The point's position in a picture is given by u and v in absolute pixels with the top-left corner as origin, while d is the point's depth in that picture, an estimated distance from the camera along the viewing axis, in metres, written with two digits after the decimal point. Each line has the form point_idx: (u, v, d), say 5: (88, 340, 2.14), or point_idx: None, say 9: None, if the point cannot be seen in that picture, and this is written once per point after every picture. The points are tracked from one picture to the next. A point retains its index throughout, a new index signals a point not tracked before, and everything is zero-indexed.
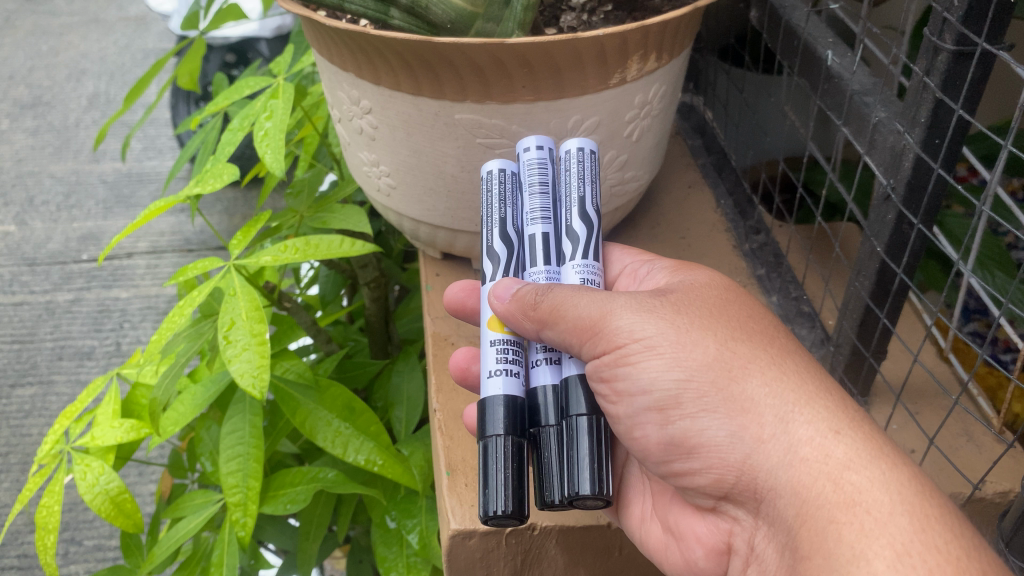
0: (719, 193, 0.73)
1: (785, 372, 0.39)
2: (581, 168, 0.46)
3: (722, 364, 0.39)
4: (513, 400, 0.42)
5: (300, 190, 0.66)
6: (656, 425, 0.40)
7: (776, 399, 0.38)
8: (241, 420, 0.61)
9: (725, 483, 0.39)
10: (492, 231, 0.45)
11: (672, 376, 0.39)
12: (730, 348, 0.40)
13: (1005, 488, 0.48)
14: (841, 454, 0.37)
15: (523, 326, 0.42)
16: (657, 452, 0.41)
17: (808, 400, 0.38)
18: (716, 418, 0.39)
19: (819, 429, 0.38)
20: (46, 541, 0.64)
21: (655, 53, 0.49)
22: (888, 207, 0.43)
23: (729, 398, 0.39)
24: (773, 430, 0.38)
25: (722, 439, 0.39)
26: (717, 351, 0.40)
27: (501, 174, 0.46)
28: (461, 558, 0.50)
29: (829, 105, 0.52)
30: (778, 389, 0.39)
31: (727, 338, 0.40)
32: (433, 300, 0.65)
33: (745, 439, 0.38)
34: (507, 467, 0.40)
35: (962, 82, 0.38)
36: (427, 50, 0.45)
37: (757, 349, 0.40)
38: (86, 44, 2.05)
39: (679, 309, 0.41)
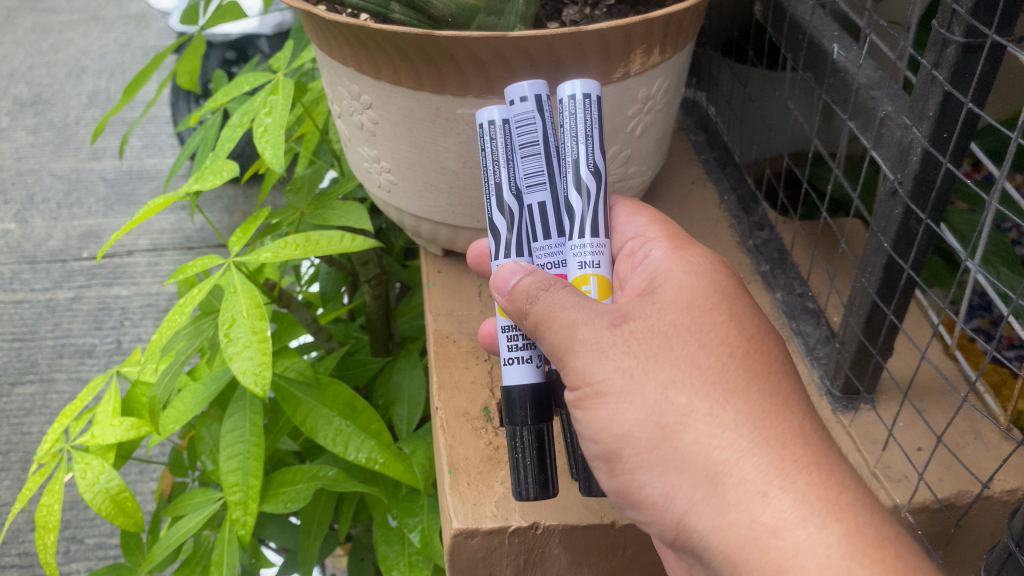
0: (723, 188, 0.72)
1: (725, 421, 0.36)
2: (574, 124, 0.41)
3: (662, 414, 0.36)
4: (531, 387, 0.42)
5: (300, 187, 0.66)
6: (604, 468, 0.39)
7: (707, 455, 0.36)
8: (241, 418, 0.61)
9: (667, 533, 0.38)
10: (491, 200, 0.44)
11: (609, 431, 0.38)
12: (670, 394, 0.36)
13: (1013, 486, 0.47)
14: (769, 517, 0.34)
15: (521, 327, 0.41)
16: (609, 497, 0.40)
17: (742, 455, 0.35)
18: (652, 476, 0.37)
19: (750, 488, 0.35)
20: (46, 540, 0.63)
21: (659, 47, 0.49)
22: (896, 202, 0.43)
23: (663, 455, 0.36)
24: (704, 490, 0.35)
25: (660, 495, 0.37)
26: (655, 399, 0.37)
27: (491, 131, 0.43)
28: (464, 557, 0.50)
29: (835, 99, 0.51)
30: (729, 434, 0.36)
31: (669, 381, 0.37)
32: (434, 297, 0.65)
33: (677, 499, 0.36)
34: (529, 456, 0.41)
35: (971, 75, 0.37)
36: (428, 43, 0.44)
37: (701, 391, 0.36)
38: (86, 41, 2.04)
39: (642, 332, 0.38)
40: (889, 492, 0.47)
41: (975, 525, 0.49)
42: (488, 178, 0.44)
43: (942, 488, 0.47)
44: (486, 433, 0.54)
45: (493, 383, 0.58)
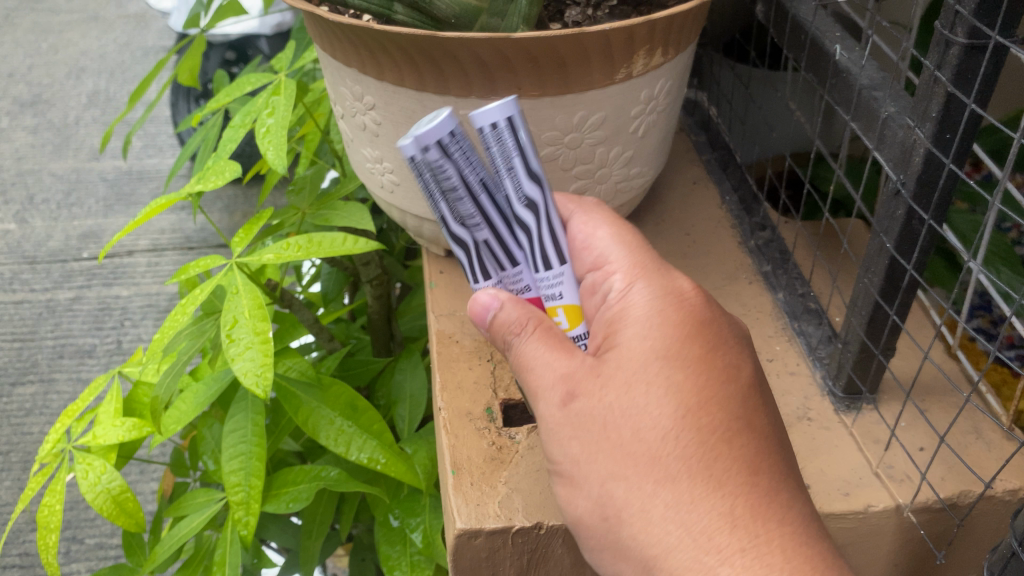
0: (724, 189, 0.72)
1: (656, 516, 0.36)
2: (500, 154, 0.37)
3: (605, 507, 0.37)
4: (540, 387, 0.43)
5: (303, 188, 0.66)
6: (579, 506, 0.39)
7: (642, 549, 0.36)
8: (243, 418, 0.61)
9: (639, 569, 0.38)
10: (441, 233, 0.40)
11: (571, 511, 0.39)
12: (609, 487, 0.37)
13: (1015, 486, 0.47)
14: None
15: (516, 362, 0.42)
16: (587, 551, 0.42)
17: (672, 550, 0.35)
18: (607, 554, 0.38)
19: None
20: (47, 540, 0.63)
21: (661, 48, 0.49)
22: (898, 202, 0.43)
23: (612, 541, 0.37)
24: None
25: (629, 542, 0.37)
26: (598, 491, 0.37)
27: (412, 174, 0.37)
28: (467, 557, 0.50)
29: (837, 100, 0.51)
30: (659, 527, 0.36)
31: (607, 474, 0.37)
32: (437, 297, 0.64)
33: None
34: None
35: (975, 75, 0.37)
36: (431, 44, 0.44)
37: (636, 483, 0.36)
38: (86, 41, 2.04)
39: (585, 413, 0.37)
40: (891, 492, 0.47)
41: (978, 525, 0.49)
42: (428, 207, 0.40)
43: (945, 488, 0.47)
44: (489, 434, 0.54)
45: (496, 384, 0.58)
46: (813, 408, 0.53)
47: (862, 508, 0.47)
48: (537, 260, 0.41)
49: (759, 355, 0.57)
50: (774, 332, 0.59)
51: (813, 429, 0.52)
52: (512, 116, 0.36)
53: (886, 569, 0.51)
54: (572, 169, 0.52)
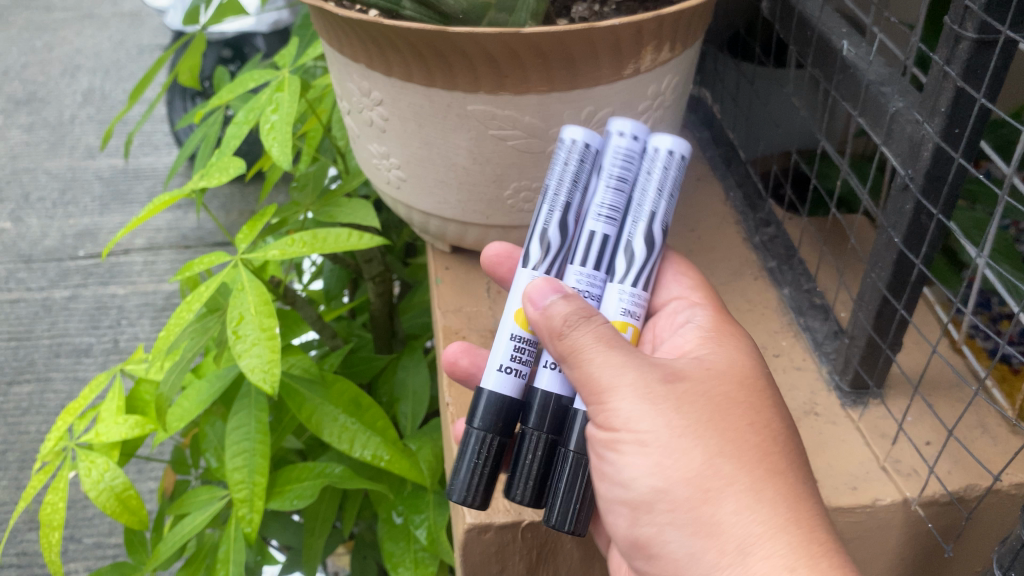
0: (728, 185, 0.73)
1: (758, 502, 0.37)
2: (662, 177, 0.42)
3: (704, 480, 0.37)
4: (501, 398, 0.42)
5: (306, 184, 0.67)
6: (629, 516, 0.40)
7: (741, 526, 0.37)
8: (247, 415, 0.61)
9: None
10: (552, 213, 0.43)
11: (651, 481, 0.38)
12: (715, 464, 0.38)
13: (1021, 479, 0.48)
14: None
15: (546, 345, 0.40)
16: (627, 538, 0.41)
17: (771, 534, 0.36)
18: (680, 533, 0.38)
19: (774, 566, 0.36)
20: (50, 538, 0.63)
21: (669, 43, 0.49)
22: (906, 197, 0.43)
23: (699, 518, 0.37)
24: (731, 560, 0.37)
25: (684, 554, 0.38)
26: (701, 464, 0.38)
27: (580, 147, 0.43)
28: (476, 553, 0.50)
29: (844, 96, 0.51)
30: (763, 513, 0.37)
31: (713, 453, 0.38)
32: (443, 293, 0.64)
33: (704, 560, 0.37)
34: (531, 463, 0.42)
35: (984, 71, 0.38)
36: (440, 41, 0.44)
37: (741, 469, 0.38)
38: (80, 40, 2.04)
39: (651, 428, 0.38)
40: (898, 485, 0.48)
41: (985, 518, 0.49)
42: (547, 195, 0.44)
43: (952, 481, 0.47)
44: None
45: None
46: (820, 403, 0.53)
47: (870, 502, 0.47)
48: (637, 275, 0.43)
49: (766, 351, 0.57)
50: (780, 328, 0.59)
51: (821, 424, 0.52)
52: (674, 147, 0.42)
53: (892, 563, 0.51)
54: None
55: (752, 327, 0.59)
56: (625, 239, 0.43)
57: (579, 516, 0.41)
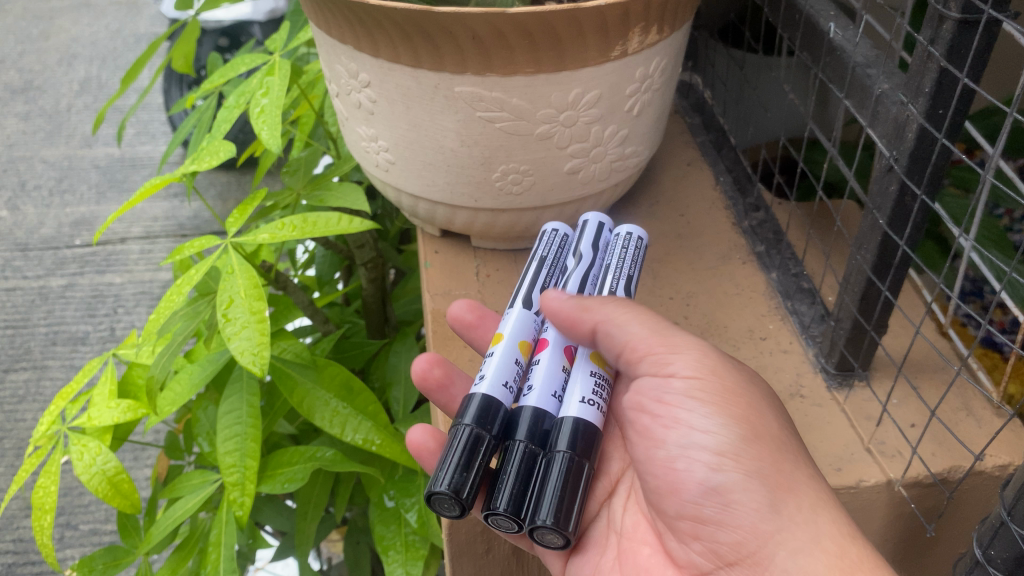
0: (719, 170, 0.73)
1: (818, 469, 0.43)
2: (632, 255, 0.49)
3: (784, 441, 0.43)
4: (493, 400, 0.43)
5: (297, 169, 0.68)
6: (705, 468, 0.42)
7: (814, 489, 0.42)
8: (238, 399, 0.61)
9: (744, 548, 0.42)
10: (535, 267, 0.50)
11: (732, 428, 0.42)
12: (788, 430, 0.43)
13: (1004, 461, 0.48)
14: (857, 552, 0.40)
15: (579, 330, 0.45)
16: (691, 494, 0.42)
17: (833, 501, 0.42)
18: (754, 490, 0.41)
19: (843, 528, 0.41)
20: (42, 521, 0.63)
21: (657, 25, 0.49)
22: (891, 178, 0.43)
23: (776, 472, 0.41)
24: (805, 516, 0.41)
25: (761, 507, 0.41)
26: (778, 426, 0.43)
27: (554, 233, 0.52)
28: (462, 533, 0.48)
29: (831, 78, 0.51)
30: (823, 488, 0.42)
31: (783, 420, 0.44)
32: (432, 276, 0.62)
33: (778, 512, 0.41)
34: (517, 472, 0.40)
35: (968, 50, 0.37)
36: (427, 20, 0.44)
37: (801, 445, 0.43)
38: (77, 28, 2.03)
39: (725, 389, 0.43)
40: (882, 467, 0.48)
41: (968, 499, 0.49)
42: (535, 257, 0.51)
43: (935, 463, 0.48)
44: None
45: None
46: (806, 385, 0.53)
47: (854, 483, 0.47)
48: None
49: (753, 334, 0.57)
50: (768, 311, 0.59)
51: (806, 406, 0.52)
52: (641, 235, 0.50)
53: (876, 544, 0.52)
54: (568, 147, 0.52)
55: (739, 310, 0.59)
56: (603, 293, 0.49)
57: (569, 507, 0.39)
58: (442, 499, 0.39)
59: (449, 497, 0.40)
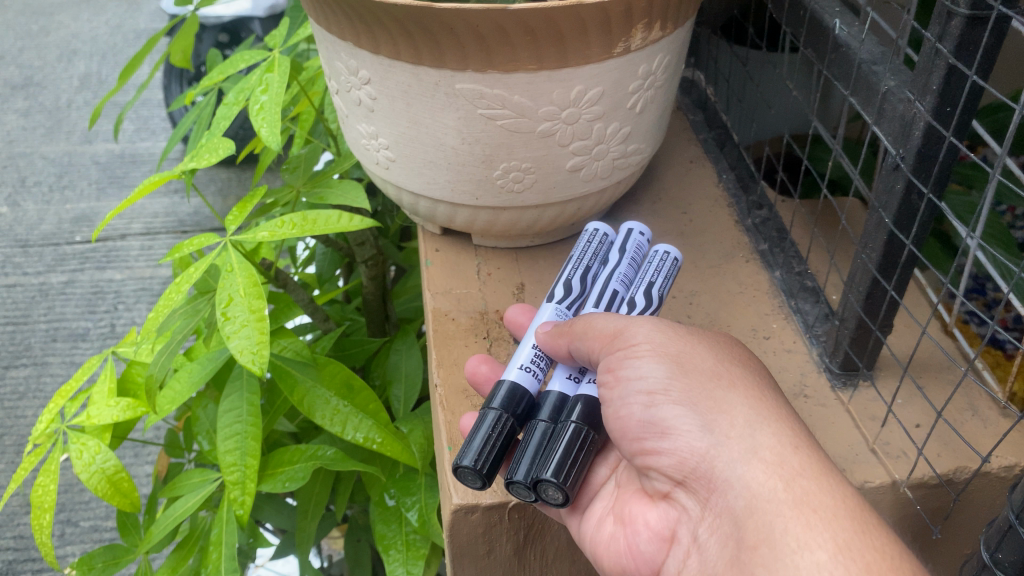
0: (721, 167, 0.72)
1: (759, 394, 0.42)
2: (663, 265, 0.49)
3: (719, 373, 0.42)
4: (518, 387, 0.45)
5: (297, 166, 0.67)
6: (641, 407, 0.42)
7: (750, 410, 0.41)
8: (238, 398, 0.61)
9: (687, 467, 0.41)
10: (572, 267, 0.50)
11: (664, 369, 0.42)
12: (727, 364, 0.43)
13: (1011, 462, 0.48)
14: (795, 461, 0.39)
15: (558, 348, 0.46)
16: (634, 429, 0.42)
17: (775, 419, 0.41)
18: (686, 413, 0.41)
19: (782, 441, 0.40)
20: (41, 520, 0.63)
21: (660, 22, 0.48)
22: (897, 176, 0.43)
23: (708, 398, 0.41)
24: (740, 430, 0.40)
25: (694, 430, 0.41)
26: (716, 363, 0.43)
27: (595, 233, 0.52)
28: (463, 534, 0.48)
29: (835, 75, 0.51)
30: (766, 411, 0.41)
31: (724, 356, 0.43)
32: (432, 274, 0.62)
33: (713, 432, 0.41)
34: (532, 442, 0.43)
35: (976, 47, 0.37)
36: (428, 16, 0.44)
37: (747, 376, 0.43)
38: (77, 24, 2.02)
39: (666, 340, 0.43)
40: (887, 468, 0.47)
41: (973, 500, 0.49)
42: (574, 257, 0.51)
43: (941, 464, 0.47)
44: None
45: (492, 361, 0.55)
46: (810, 385, 0.53)
47: (859, 485, 0.47)
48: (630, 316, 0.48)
49: (756, 333, 0.57)
50: (771, 310, 0.59)
51: (810, 406, 0.51)
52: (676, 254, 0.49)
53: None
54: (570, 145, 0.51)
55: (742, 308, 0.59)
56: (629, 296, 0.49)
57: (572, 469, 0.41)
58: (467, 471, 0.43)
59: (474, 471, 0.43)
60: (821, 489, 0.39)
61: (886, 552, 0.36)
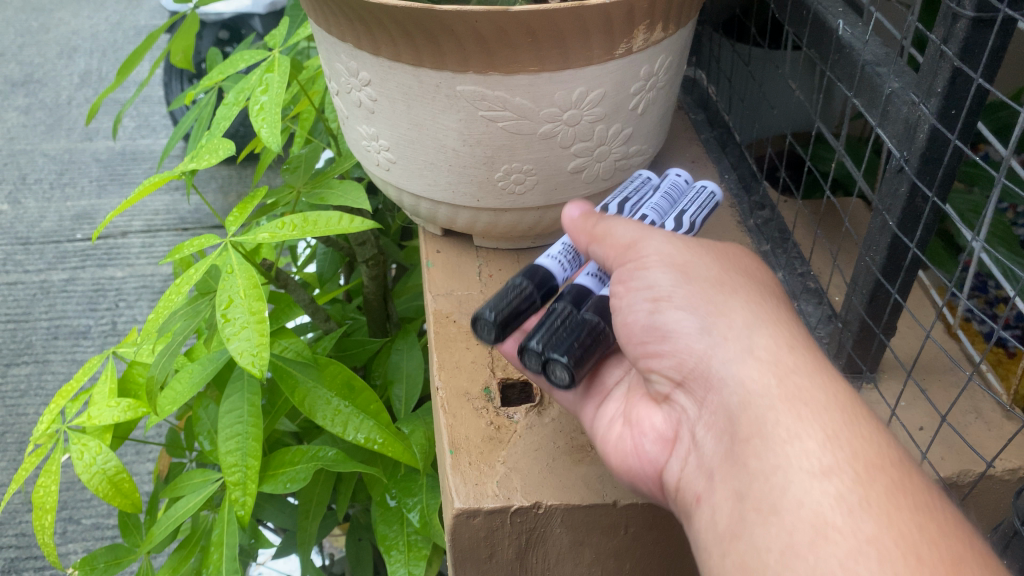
0: (723, 167, 0.72)
1: (762, 300, 0.40)
2: (698, 201, 0.51)
3: (723, 279, 0.41)
4: (538, 269, 0.48)
5: (298, 166, 0.67)
6: (647, 310, 0.41)
7: (750, 311, 0.39)
8: (239, 398, 0.60)
9: (684, 367, 0.40)
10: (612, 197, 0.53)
11: (671, 274, 0.41)
12: (732, 272, 0.41)
13: (1015, 465, 0.47)
14: (788, 360, 0.37)
15: (580, 241, 0.46)
16: (638, 332, 0.41)
17: (775, 323, 0.39)
18: (687, 313, 0.40)
19: (776, 341, 0.38)
20: (43, 521, 0.63)
21: (662, 23, 0.48)
22: (901, 179, 0.42)
23: (712, 298, 0.40)
24: (737, 331, 0.39)
25: (694, 332, 0.39)
26: (721, 269, 0.41)
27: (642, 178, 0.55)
28: (464, 538, 0.47)
29: (838, 76, 0.50)
30: (767, 315, 0.40)
31: (730, 265, 0.42)
32: (433, 276, 0.61)
33: (710, 333, 0.39)
34: (553, 317, 0.44)
35: (982, 49, 0.37)
36: (429, 18, 0.44)
37: (752, 284, 0.41)
38: (77, 21, 2.02)
39: (676, 246, 0.42)
40: None
41: (977, 503, 0.49)
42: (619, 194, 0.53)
43: (945, 467, 0.47)
44: (487, 413, 0.51)
45: (494, 363, 0.55)
46: None
47: None
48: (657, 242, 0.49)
49: None
50: None
51: None
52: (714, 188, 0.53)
53: None
54: (571, 147, 0.51)
55: None
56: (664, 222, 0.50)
57: (581, 353, 0.42)
58: (485, 323, 0.44)
59: (492, 324, 0.44)
60: (814, 386, 0.37)
61: (873, 442, 0.35)
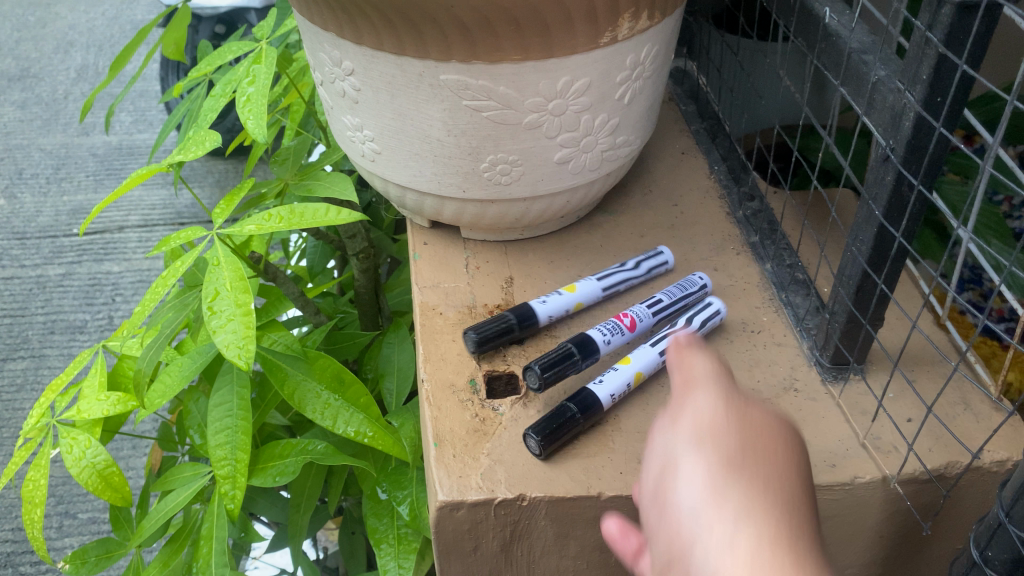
0: (713, 158, 0.71)
1: (774, 489, 0.33)
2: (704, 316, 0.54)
3: (744, 454, 0.34)
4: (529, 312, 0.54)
5: (286, 158, 0.66)
6: (663, 470, 0.35)
7: (750, 493, 0.32)
8: (228, 391, 0.60)
9: (670, 547, 0.33)
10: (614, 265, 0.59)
11: (689, 445, 0.35)
12: (758, 449, 0.34)
13: (1003, 456, 0.47)
14: (764, 560, 0.30)
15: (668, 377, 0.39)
16: (648, 496, 0.36)
17: (780, 510, 0.32)
18: (688, 483, 0.34)
19: (760, 535, 0.31)
20: (32, 515, 0.63)
21: (647, 11, 0.48)
22: (887, 168, 0.42)
23: (723, 467, 0.33)
24: (727, 512, 0.32)
25: (687, 504, 0.33)
26: (744, 444, 0.34)
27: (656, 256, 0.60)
28: (448, 531, 0.47)
29: (825, 65, 0.50)
30: (774, 500, 0.33)
31: (754, 446, 0.34)
32: (420, 268, 0.61)
33: (700, 508, 0.32)
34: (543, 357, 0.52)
35: (966, 35, 0.36)
36: (411, 6, 0.43)
37: (781, 479, 0.34)
38: (73, 16, 2.01)
39: (716, 421, 0.36)
40: (878, 463, 0.47)
41: (965, 495, 0.49)
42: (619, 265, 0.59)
43: (932, 459, 0.47)
44: (472, 405, 0.51)
45: (480, 355, 0.54)
46: (800, 379, 0.53)
47: (849, 480, 0.46)
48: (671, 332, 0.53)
49: (746, 326, 0.56)
50: (762, 303, 0.58)
51: (801, 400, 0.51)
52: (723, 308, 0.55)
53: (873, 540, 0.51)
54: (557, 137, 0.51)
55: (733, 302, 0.58)
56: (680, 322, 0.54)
57: (550, 430, 0.47)
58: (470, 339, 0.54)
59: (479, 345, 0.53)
60: None
61: None
